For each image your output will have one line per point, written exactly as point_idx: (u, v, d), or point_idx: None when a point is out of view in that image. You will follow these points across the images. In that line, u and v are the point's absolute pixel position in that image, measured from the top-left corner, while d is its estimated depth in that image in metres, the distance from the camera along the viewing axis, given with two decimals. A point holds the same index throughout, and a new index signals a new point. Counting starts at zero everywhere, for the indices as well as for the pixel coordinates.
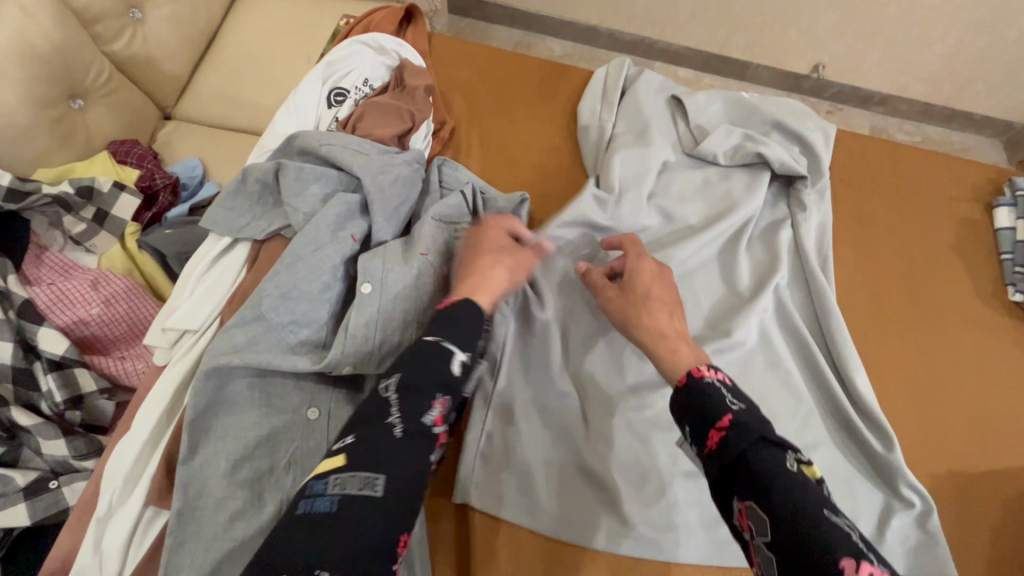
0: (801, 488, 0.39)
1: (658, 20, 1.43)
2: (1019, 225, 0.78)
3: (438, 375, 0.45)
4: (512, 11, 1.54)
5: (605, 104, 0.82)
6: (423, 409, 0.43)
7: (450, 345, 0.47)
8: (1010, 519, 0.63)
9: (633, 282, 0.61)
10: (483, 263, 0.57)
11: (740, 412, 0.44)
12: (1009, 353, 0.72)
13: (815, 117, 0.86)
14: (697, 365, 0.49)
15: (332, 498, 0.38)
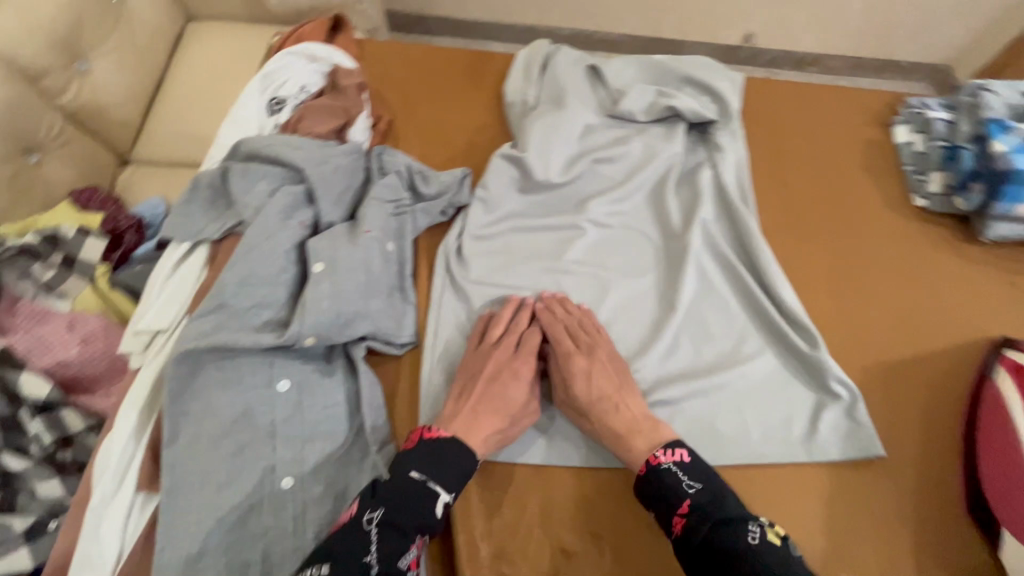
0: (759, 560, 0.51)
1: (593, 13, 1.51)
2: (915, 138, 0.86)
3: (418, 516, 0.54)
4: (455, 23, 1.61)
5: (527, 80, 0.89)
6: (400, 554, 0.52)
7: (435, 486, 0.55)
8: (937, 393, 0.70)
9: (571, 389, 0.65)
10: (490, 400, 0.62)
11: (694, 495, 0.56)
12: (921, 251, 0.80)
13: (722, 68, 0.94)
14: (652, 453, 0.59)
15: None
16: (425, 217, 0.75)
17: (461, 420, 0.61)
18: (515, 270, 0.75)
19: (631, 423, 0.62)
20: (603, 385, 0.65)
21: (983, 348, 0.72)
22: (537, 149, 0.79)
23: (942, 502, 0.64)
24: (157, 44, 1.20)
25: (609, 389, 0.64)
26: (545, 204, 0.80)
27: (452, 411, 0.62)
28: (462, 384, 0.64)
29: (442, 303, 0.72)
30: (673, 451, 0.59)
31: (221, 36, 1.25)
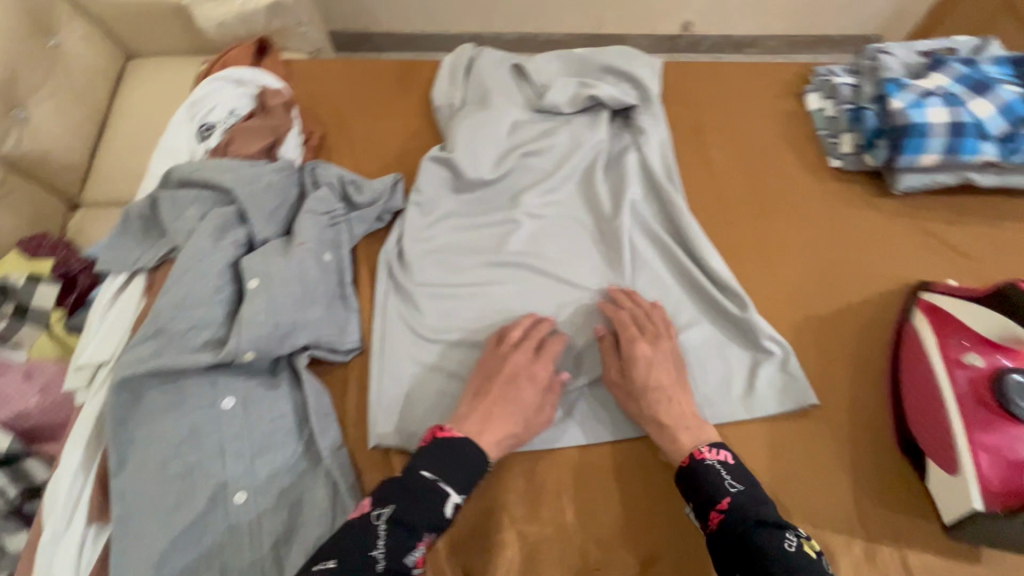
0: (792, 565, 0.51)
1: (534, 15, 1.55)
2: (825, 104, 0.91)
3: (429, 517, 0.55)
4: (401, 37, 1.63)
5: (453, 84, 0.91)
6: (406, 551, 0.53)
7: (447, 487, 0.57)
8: (863, 340, 0.73)
9: (631, 374, 0.66)
10: (505, 403, 0.63)
11: (736, 495, 0.56)
12: (839, 210, 0.84)
13: (642, 55, 0.97)
14: (697, 447, 0.61)
15: None
16: (361, 226, 0.77)
17: (478, 422, 0.62)
18: (456, 268, 0.77)
19: (680, 417, 0.64)
20: (662, 378, 0.66)
21: (902, 295, 0.76)
22: (465, 150, 0.82)
23: (878, 444, 0.67)
24: (97, 85, 1.19)
25: (668, 381, 0.66)
26: (480, 202, 0.83)
27: (467, 407, 0.64)
28: (476, 388, 0.65)
29: (387, 306, 0.74)
30: (718, 451, 0.60)
31: (161, 71, 1.25)
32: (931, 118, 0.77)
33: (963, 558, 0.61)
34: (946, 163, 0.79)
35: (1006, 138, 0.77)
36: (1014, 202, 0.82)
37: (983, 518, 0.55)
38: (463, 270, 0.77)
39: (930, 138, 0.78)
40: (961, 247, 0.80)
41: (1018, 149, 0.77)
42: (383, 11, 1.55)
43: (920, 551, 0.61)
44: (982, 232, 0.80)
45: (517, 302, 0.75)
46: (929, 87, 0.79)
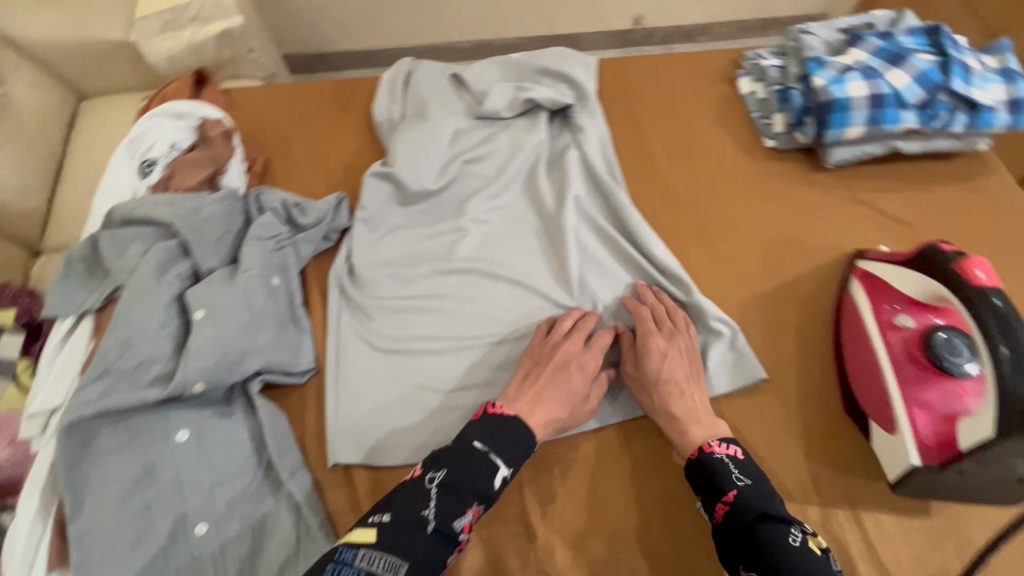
0: (796, 558, 0.51)
1: (488, 23, 1.56)
2: (756, 87, 0.94)
3: (480, 487, 0.56)
4: (359, 55, 1.64)
5: (392, 99, 0.92)
6: (454, 517, 0.55)
7: (497, 460, 0.58)
8: (808, 312, 0.76)
9: (644, 366, 0.68)
10: (552, 386, 0.65)
11: (744, 488, 0.58)
12: (776, 188, 0.86)
13: (577, 54, 0.99)
14: (706, 442, 0.62)
15: (357, 571, 0.50)
16: (308, 247, 0.77)
17: (531, 405, 0.63)
18: (406, 279, 0.78)
19: (693, 412, 0.65)
20: (676, 374, 0.67)
21: (841, 265, 0.79)
22: (405, 162, 0.82)
23: (827, 413, 0.68)
24: (50, 129, 1.19)
25: (682, 376, 0.67)
26: (427, 212, 0.84)
27: (515, 390, 0.66)
28: (528, 372, 0.67)
29: (340, 324, 0.75)
30: (727, 446, 0.62)
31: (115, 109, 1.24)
32: (852, 92, 0.80)
33: (915, 514, 0.63)
34: (871, 134, 0.82)
35: (924, 106, 0.80)
36: (940, 166, 0.86)
37: (923, 473, 0.57)
38: (414, 282, 0.78)
39: (853, 112, 0.80)
40: (895, 214, 0.83)
41: (936, 115, 0.80)
42: (336, 32, 1.56)
43: (870, 509, 0.63)
44: (912, 198, 0.84)
45: (471, 307, 0.76)
46: (848, 62, 0.82)
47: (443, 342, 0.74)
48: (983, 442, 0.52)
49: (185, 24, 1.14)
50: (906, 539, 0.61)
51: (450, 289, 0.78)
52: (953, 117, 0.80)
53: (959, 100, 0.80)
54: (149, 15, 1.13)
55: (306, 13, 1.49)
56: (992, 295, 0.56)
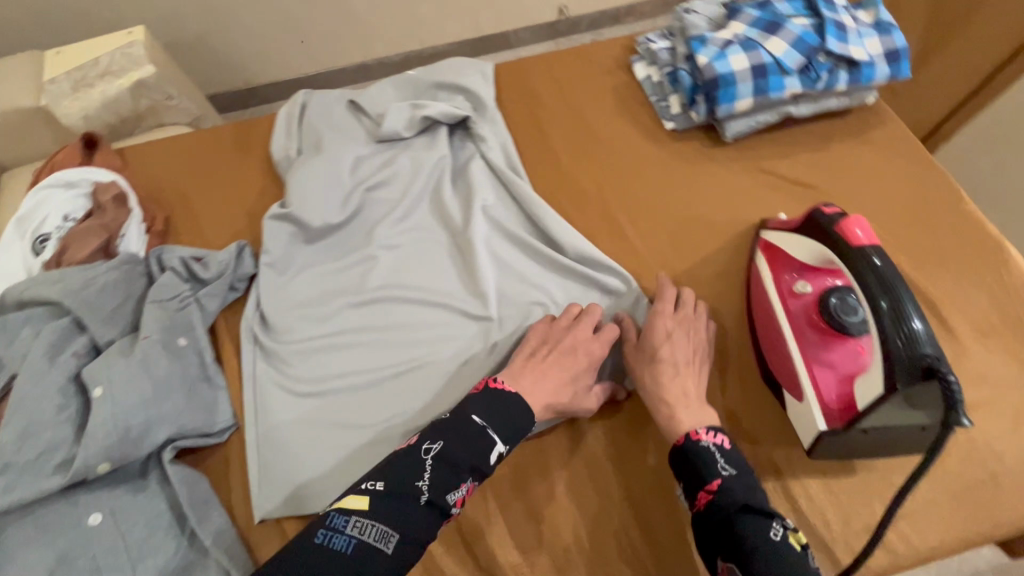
0: (777, 552, 0.51)
1: (413, 34, 1.54)
2: (649, 71, 0.94)
3: (474, 461, 0.56)
4: (288, 84, 1.57)
5: (289, 135, 0.91)
6: (448, 489, 0.54)
7: (492, 434, 0.58)
8: (722, 286, 0.76)
9: (647, 341, 0.67)
10: (552, 364, 0.66)
11: (727, 478, 0.56)
12: (680, 168, 0.87)
13: (472, 62, 0.98)
14: (693, 429, 0.61)
15: (348, 539, 0.50)
16: (214, 300, 0.76)
17: (531, 385, 0.64)
18: (319, 317, 0.77)
19: (680, 393, 0.64)
20: (677, 354, 0.66)
21: (749, 236, 0.80)
22: (303, 199, 0.81)
23: (745, 386, 0.69)
24: None
25: (683, 357, 0.66)
26: (336, 246, 0.83)
27: (517, 368, 0.66)
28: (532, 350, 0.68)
29: (257, 373, 0.73)
30: (716, 434, 0.60)
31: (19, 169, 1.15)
32: (735, 65, 0.80)
33: (840, 472, 0.64)
34: (760, 104, 0.83)
35: (805, 69, 0.81)
36: (835, 124, 0.88)
37: (830, 438, 0.58)
38: (329, 319, 0.77)
39: (738, 85, 0.81)
40: (797, 176, 0.84)
41: (818, 77, 0.81)
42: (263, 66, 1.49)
43: (797, 476, 0.64)
44: (813, 158, 0.86)
45: (389, 335, 0.75)
46: (728, 37, 0.83)
47: (363, 376, 0.72)
48: (875, 400, 0.53)
49: (95, 81, 1.12)
50: (833, 499, 0.62)
51: (366, 318, 0.77)
52: (835, 76, 0.82)
53: (839, 58, 0.81)
54: (57, 78, 1.09)
55: (223, 51, 1.42)
56: (869, 252, 0.56)
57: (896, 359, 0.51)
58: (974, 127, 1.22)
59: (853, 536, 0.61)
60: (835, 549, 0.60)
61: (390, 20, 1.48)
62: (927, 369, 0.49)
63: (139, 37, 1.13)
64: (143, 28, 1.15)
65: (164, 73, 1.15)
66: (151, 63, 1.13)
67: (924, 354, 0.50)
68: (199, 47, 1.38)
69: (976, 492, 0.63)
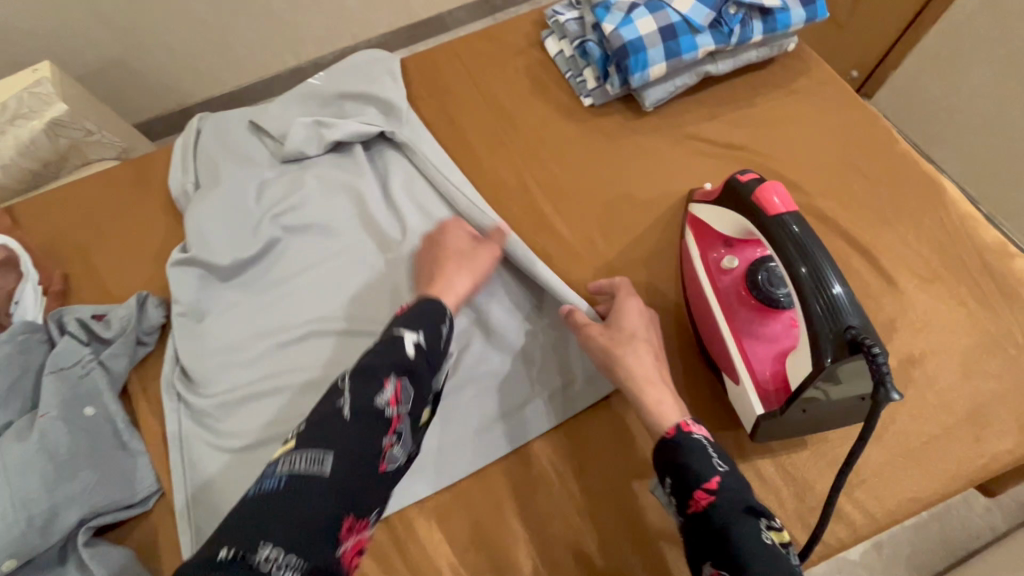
0: (777, 561, 0.44)
1: (342, 29, 1.45)
2: (561, 45, 0.88)
3: (392, 360, 0.51)
4: (223, 100, 1.46)
5: (185, 168, 0.85)
6: (373, 392, 0.48)
7: (401, 330, 0.54)
8: (656, 268, 0.73)
9: (619, 325, 0.60)
10: (445, 268, 0.65)
11: (725, 475, 0.49)
12: (603, 146, 0.82)
13: (376, 61, 0.91)
14: (685, 420, 0.53)
15: (280, 476, 0.43)
16: (121, 360, 0.70)
17: (441, 282, 0.63)
18: (241, 362, 0.71)
19: (658, 381, 0.56)
20: (648, 337, 0.60)
21: (680, 210, 0.76)
22: (209, 240, 0.75)
23: (687, 373, 0.65)
24: None
25: (656, 346, 0.60)
26: (253, 281, 0.76)
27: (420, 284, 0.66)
28: (427, 267, 0.68)
29: (185, 433, 0.68)
30: (702, 425, 0.53)
31: None
32: (641, 30, 0.75)
33: (788, 450, 0.61)
34: (674, 67, 0.78)
35: (715, 24, 0.76)
36: (759, 75, 0.84)
37: (767, 421, 0.55)
38: (253, 363, 0.71)
39: (649, 50, 0.75)
40: (723, 139, 0.80)
41: (730, 31, 0.77)
42: (185, 86, 1.39)
43: (748, 458, 0.61)
44: (740, 117, 0.81)
45: (317, 373, 0.70)
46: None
47: (294, 420, 0.68)
48: (806, 378, 0.50)
49: (6, 127, 1.03)
50: (786, 478, 0.60)
51: (291, 359, 0.71)
52: (749, 27, 0.77)
53: (750, 7, 0.77)
54: None
55: (139, 77, 1.31)
56: (786, 220, 0.53)
57: (820, 333, 0.48)
58: (917, 54, 1.18)
59: (808, 513, 0.59)
60: (792, 530, 0.58)
61: (315, 17, 1.38)
62: (851, 342, 0.46)
63: (45, 75, 1.03)
64: (49, 65, 1.06)
65: (77, 109, 1.06)
66: (63, 102, 1.04)
67: (848, 327, 0.47)
68: (109, 77, 1.29)
69: (932, 448, 0.61)
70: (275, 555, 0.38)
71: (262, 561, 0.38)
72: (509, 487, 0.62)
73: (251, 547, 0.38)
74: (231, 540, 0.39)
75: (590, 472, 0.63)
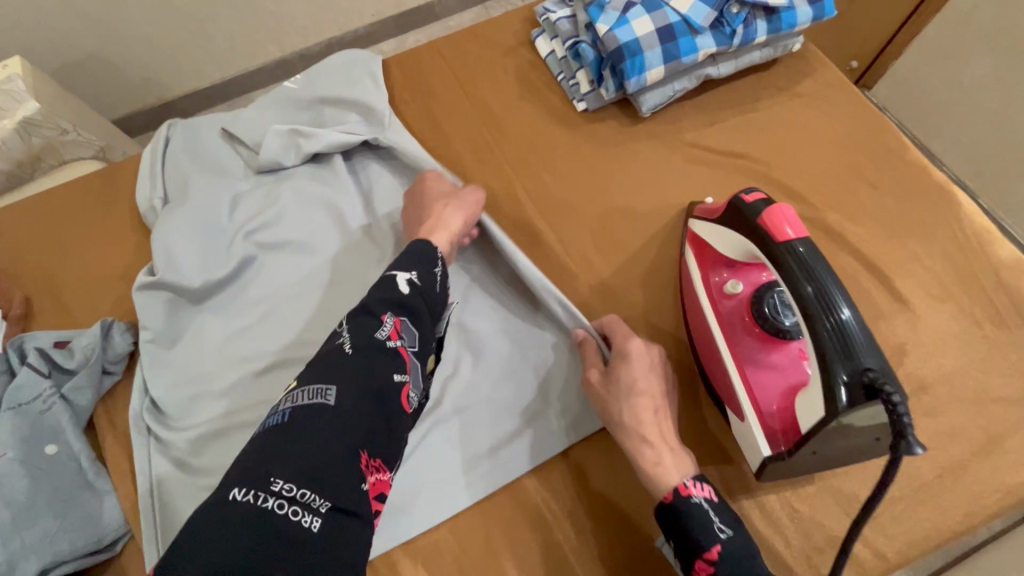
0: None
1: (327, 20, 1.38)
2: (553, 46, 0.83)
3: (384, 298, 0.53)
4: (201, 95, 1.40)
5: (153, 182, 0.79)
6: (372, 328, 0.50)
7: (394, 272, 0.56)
8: (654, 288, 0.69)
9: (616, 376, 0.57)
10: (434, 209, 0.67)
11: (727, 542, 0.48)
12: (598, 153, 0.77)
13: (356, 62, 0.85)
14: (683, 482, 0.50)
15: (286, 412, 0.45)
16: (84, 394, 0.66)
17: (433, 224, 0.65)
18: (216, 393, 0.66)
19: (661, 435, 0.54)
20: (649, 386, 0.56)
21: (679, 224, 0.72)
22: (177, 262, 0.70)
23: (687, 401, 0.62)
24: None
25: (661, 398, 0.56)
26: (229, 303, 0.71)
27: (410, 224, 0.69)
28: (413, 215, 0.70)
29: (157, 471, 0.64)
30: (703, 485, 0.51)
31: None
32: (637, 32, 0.70)
33: (796, 485, 0.58)
34: (673, 71, 0.73)
35: (716, 25, 0.71)
36: (762, 77, 0.79)
37: (773, 463, 0.51)
38: (229, 395, 0.66)
39: (646, 53, 0.70)
40: (725, 147, 0.75)
41: (733, 31, 0.72)
42: (161, 82, 1.32)
43: (753, 493, 0.57)
44: (742, 122, 0.76)
45: None
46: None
47: None
48: (818, 422, 0.46)
49: None
50: (792, 515, 0.57)
51: (270, 389, 0.66)
52: (752, 27, 0.72)
53: (754, 6, 0.72)
54: None
55: (111, 73, 1.25)
56: (798, 249, 0.49)
57: (834, 375, 0.45)
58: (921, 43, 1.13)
59: (816, 552, 0.55)
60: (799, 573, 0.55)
61: (297, 9, 1.31)
62: (869, 387, 0.43)
63: (15, 70, 0.98)
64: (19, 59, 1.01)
65: (51, 107, 1.00)
66: (35, 99, 0.99)
67: (866, 369, 0.43)
68: (79, 74, 1.22)
69: (946, 482, 0.57)
70: (288, 491, 0.40)
71: (276, 500, 0.40)
72: (500, 527, 0.59)
73: (263, 488, 0.40)
74: (244, 481, 0.40)
75: (589, 512, 0.59)
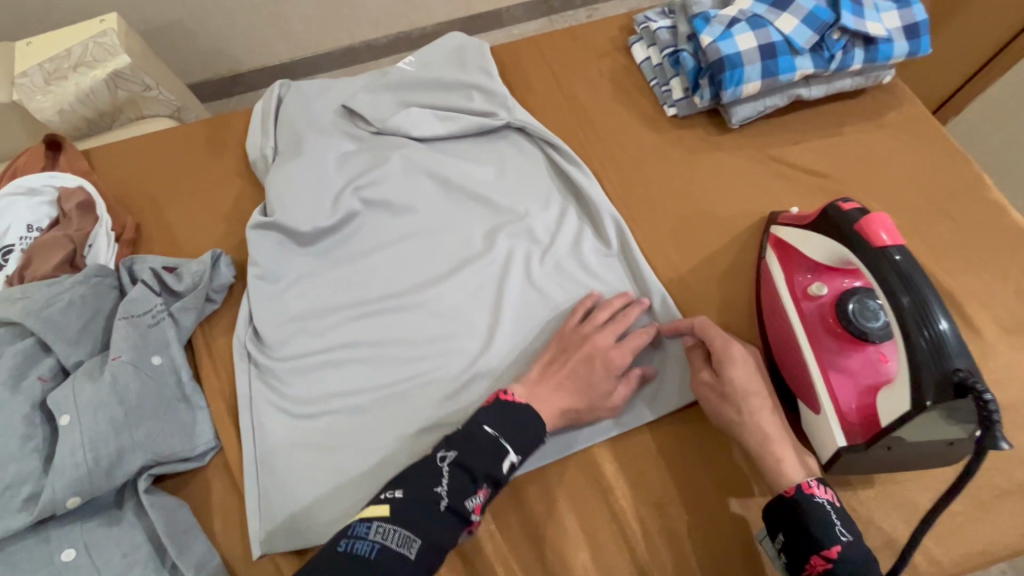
0: None
1: (403, 13, 1.44)
2: (649, 53, 0.87)
3: (489, 466, 0.55)
4: (272, 69, 1.47)
5: (264, 133, 0.85)
6: (467, 495, 0.53)
7: (506, 445, 0.56)
8: (729, 287, 0.72)
9: (724, 377, 0.59)
10: (554, 375, 0.63)
11: (847, 545, 0.50)
12: (685, 158, 0.81)
13: (466, 46, 0.91)
14: (806, 482, 0.54)
15: (371, 544, 0.49)
16: (189, 315, 0.71)
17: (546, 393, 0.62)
18: (314, 330, 0.71)
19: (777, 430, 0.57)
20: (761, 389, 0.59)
21: (758, 233, 0.75)
22: (288, 207, 0.75)
23: None
24: None
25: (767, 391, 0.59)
26: (331, 251, 0.76)
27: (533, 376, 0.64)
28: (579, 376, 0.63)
29: (254, 395, 0.68)
30: (827, 488, 0.54)
31: None
32: (741, 46, 0.74)
33: (859, 485, 0.60)
34: (769, 87, 0.77)
35: (816, 48, 0.76)
36: (849, 105, 0.82)
37: (848, 454, 0.55)
38: (328, 335, 0.71)
39: (746, 67, 0.74)
40: (809, 167, 0.79)
41: (831, 56, 0.76)
42: (243, 52, 1.39)
43: None
44: (826, 145, 0.80)
45: (389, 349, 0.70)
46: (734, 14, 0.76)
47: (363, 390, 0.68)
48: (899, 417, 0.50)
49: (69, 72, 1.03)
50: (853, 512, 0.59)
51: (364, 334, 0.71)
52: (850, 54, 0.76)
53: (854, 34, 0.76)
54: (29, 70, 1.02)
55: (201, 39, 1.32)
56: (895, 256, 0.52)
57: (922, 372, 0.48)
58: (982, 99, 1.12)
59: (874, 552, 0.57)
60: None
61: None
62: (958, 385, 0.46)
63: (111, 25, 1.02)
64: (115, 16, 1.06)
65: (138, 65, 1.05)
66: (126, 53, 1.03)
67: (955, 369, 0.46)
68: (175, 35, 1.29)
69: (1005, 503, 0.59)
70: None
71: None
72: (568, 489, 0.62)
73: None
74: None
75: (660, 481, 0.62)
